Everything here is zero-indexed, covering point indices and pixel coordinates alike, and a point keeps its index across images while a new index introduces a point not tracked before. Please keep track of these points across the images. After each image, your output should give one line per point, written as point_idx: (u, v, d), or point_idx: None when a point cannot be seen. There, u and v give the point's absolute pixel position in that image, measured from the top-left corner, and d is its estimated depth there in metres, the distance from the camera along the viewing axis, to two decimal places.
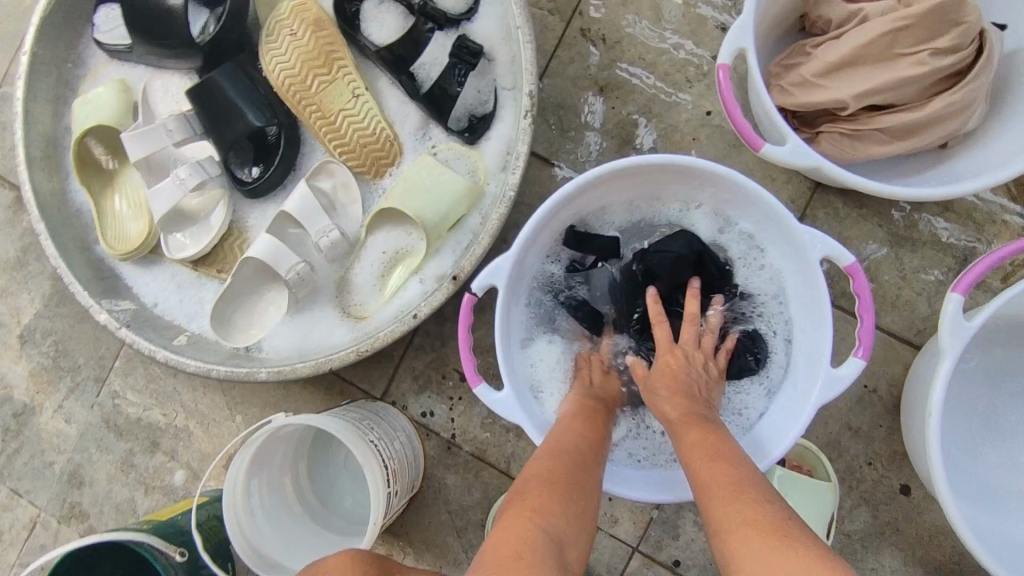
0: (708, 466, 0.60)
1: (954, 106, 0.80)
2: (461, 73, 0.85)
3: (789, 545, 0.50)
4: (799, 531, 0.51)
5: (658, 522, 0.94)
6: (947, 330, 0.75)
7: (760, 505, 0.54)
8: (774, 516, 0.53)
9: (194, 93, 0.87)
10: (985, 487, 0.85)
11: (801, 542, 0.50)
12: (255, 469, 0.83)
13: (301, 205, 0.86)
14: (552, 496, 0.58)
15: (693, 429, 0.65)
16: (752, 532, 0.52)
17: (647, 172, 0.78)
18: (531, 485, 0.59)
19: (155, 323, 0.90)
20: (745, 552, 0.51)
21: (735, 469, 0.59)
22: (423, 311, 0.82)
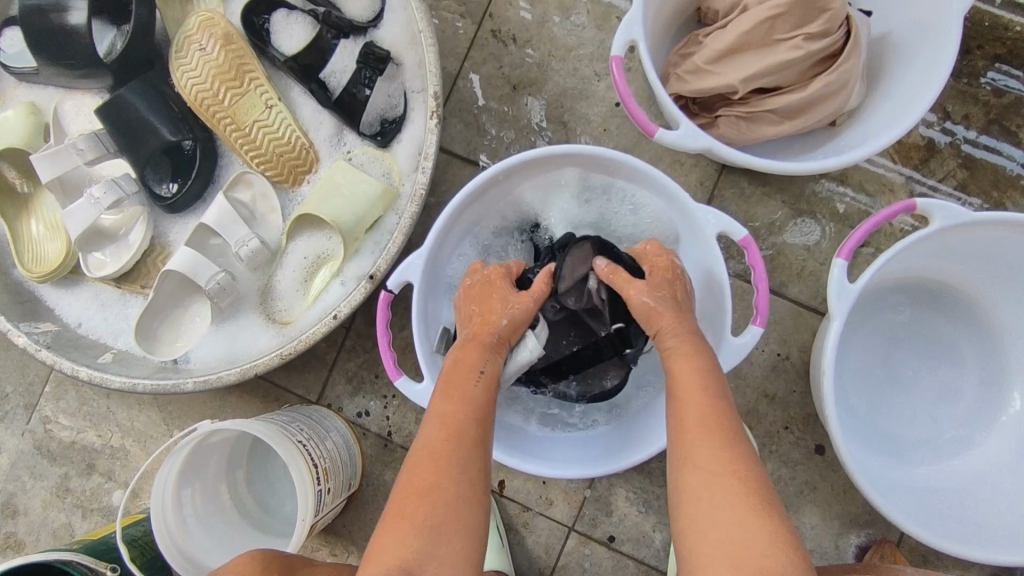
0: (696, 409, 0.61)
1: (832, 86, 0.85)
2: (368, 77, 0.88)
3: (760, 519, 0.53)
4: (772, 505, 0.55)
5: (591, 501, 0.97)
6: (835, 295, 0.79)
7: (743, 461, 0.57)
8: (756, 478, 0.56)
9: (104, 111, 0.88)
10: (889, 439, 0.92)
11: (771, 518, 0.54)
12: (184, 479, 0.84)
13: (218, 217, 0.87)
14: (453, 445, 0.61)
15: (685, 361, 0.65)
16: (734, 494, 0.55)
17: (544, 164, 0.82)
18: (452, 424, 0.62)
19: (78, 342, 0.90)
20: (712, 506, 0.55)
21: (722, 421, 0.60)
22: (343, 310, 0.84)
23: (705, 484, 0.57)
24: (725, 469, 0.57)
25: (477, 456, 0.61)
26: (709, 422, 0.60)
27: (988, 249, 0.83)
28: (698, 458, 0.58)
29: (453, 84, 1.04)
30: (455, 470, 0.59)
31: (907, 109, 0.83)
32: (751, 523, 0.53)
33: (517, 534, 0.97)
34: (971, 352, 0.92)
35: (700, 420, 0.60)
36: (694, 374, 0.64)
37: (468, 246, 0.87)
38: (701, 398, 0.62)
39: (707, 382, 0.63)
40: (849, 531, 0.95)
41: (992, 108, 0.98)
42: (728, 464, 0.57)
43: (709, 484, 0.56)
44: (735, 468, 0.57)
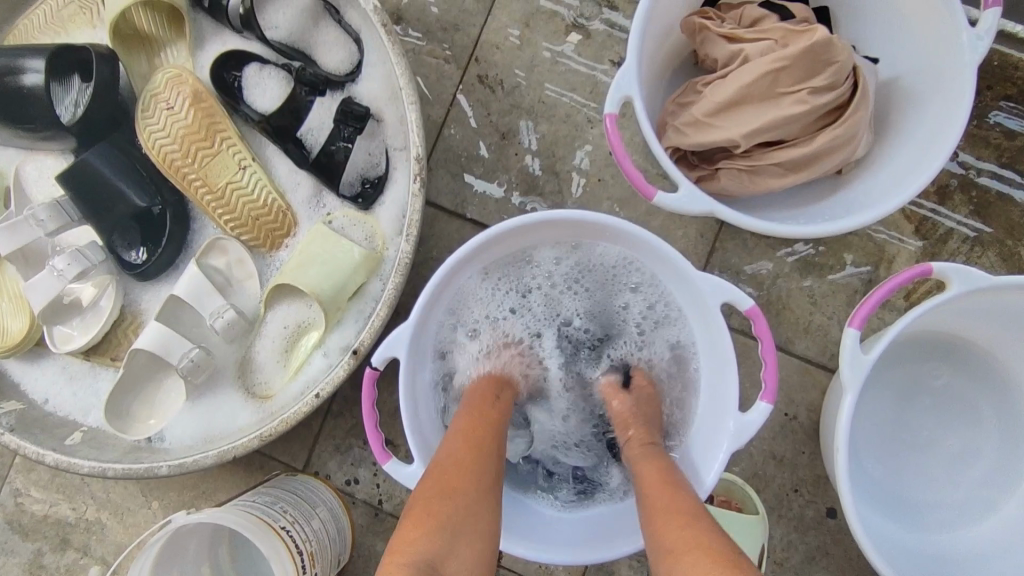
0: (661, 494, 0.61)
1: (840, 139, 0.81)
2: (347, 134, 0.83)
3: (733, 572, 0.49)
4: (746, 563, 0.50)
5: (593, 571, 0.92)
6: (847, 366, 0.74)
7: (708, 533, 0.54)
8: (724, 546, 0.52)
9: (64, 177, 0.82)
10: (904, 504, 0.88)
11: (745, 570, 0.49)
12: (160, 569, 0.79)
13: (190, 288, 0.82)
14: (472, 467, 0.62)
15: (651, 463, 0.67)
16: (703, 557, 0.51)
17: (527, 231, 0.77)
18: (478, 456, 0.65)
19: (45, 421, 0.85)
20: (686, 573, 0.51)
21: (684, 500, 0.60)
22: (325, 388, 0.79)
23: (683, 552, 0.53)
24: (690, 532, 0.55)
25: (479, 484, 0.61)
26: (677, 506, 0.59)
27: (1006, 310, 0.79)
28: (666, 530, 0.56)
29: (439, 132, 0.99)
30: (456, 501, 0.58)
31: (919, 164, 0.78)
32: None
33: None
34: (988, 410, 0.88)
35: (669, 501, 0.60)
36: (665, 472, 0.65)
37: (450, 318, 0.82)
38: (666, 487, 0.62)
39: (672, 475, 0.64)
40: None
41: (1004, 151, 0.94)
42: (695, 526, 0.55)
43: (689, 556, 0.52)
44: (698, 539, 0.54)
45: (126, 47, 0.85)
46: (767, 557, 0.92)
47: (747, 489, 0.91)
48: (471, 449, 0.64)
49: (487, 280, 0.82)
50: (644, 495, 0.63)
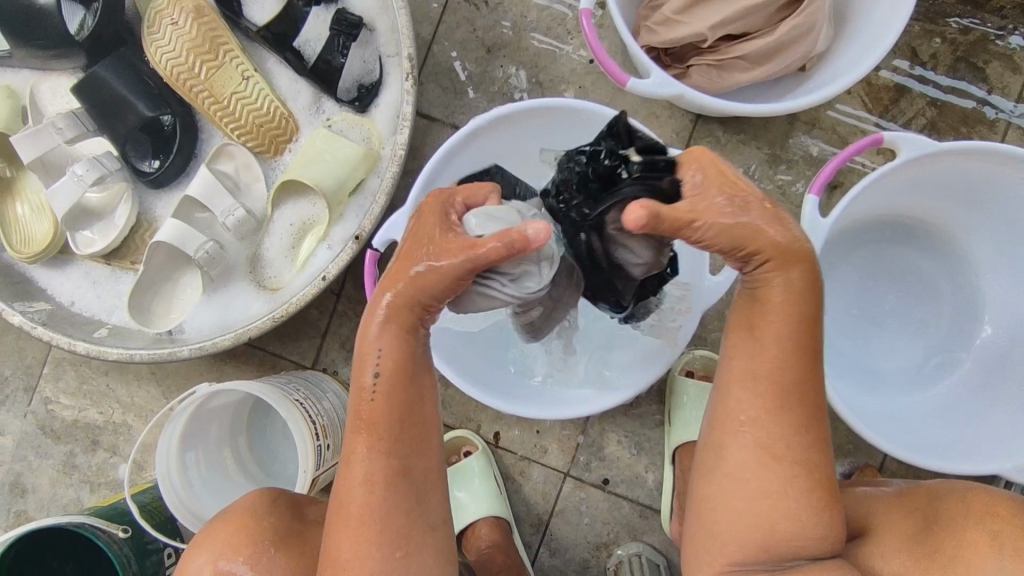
0: (769, 371, 0.61)
1: (798, 28, 0.87)
2: (342, 43, 0.89)
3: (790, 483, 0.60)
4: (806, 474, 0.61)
5: (584, 447, 1.00)
6: (807, 230, 0.82)
7: (794, 436, 0.61)
8: (801, 452, 0.61)
9: (80, 90, 0.89)
10: (868, 370, 0.96)
11: (798, 487, 0.60)
12: (188, 442, 0.87)
13: (202, 188, 0.89)
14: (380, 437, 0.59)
15: (772, 320, 0.60)
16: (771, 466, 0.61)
17: (523, 119, 0.84)
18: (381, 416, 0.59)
19: (74, 319, 0.92)
20: (745, 476, 0.62)
21: (790, 382, 0.61)
22: (332, 271, 0.86)
23: (744, 448, 0.62)
24: (782, 440, 0.61)
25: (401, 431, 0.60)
26: (779, 389, 0.61)
27: (954, 178, 0.86)
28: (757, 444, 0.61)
29: (429, 50, 1.05)
30: (400, 454, 0.59)
31: (873, 46, 0.85)
32: (773, 493, 0.60)
33: (514, 482, 1.01)
34: (945, 284, 0.96)
35: (762, 379, 0.61)
36: (779, 321, 0.60)
37: None
38: (777, 352, 0.60)
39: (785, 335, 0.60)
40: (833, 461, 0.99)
41: (958, 46, 1.01)
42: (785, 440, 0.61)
43: (754, 456, 0.61)
44: (777, 450, 0.61)
45: None
46: None
47: None
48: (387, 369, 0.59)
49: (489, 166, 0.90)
50: (745, 352, 0.62)
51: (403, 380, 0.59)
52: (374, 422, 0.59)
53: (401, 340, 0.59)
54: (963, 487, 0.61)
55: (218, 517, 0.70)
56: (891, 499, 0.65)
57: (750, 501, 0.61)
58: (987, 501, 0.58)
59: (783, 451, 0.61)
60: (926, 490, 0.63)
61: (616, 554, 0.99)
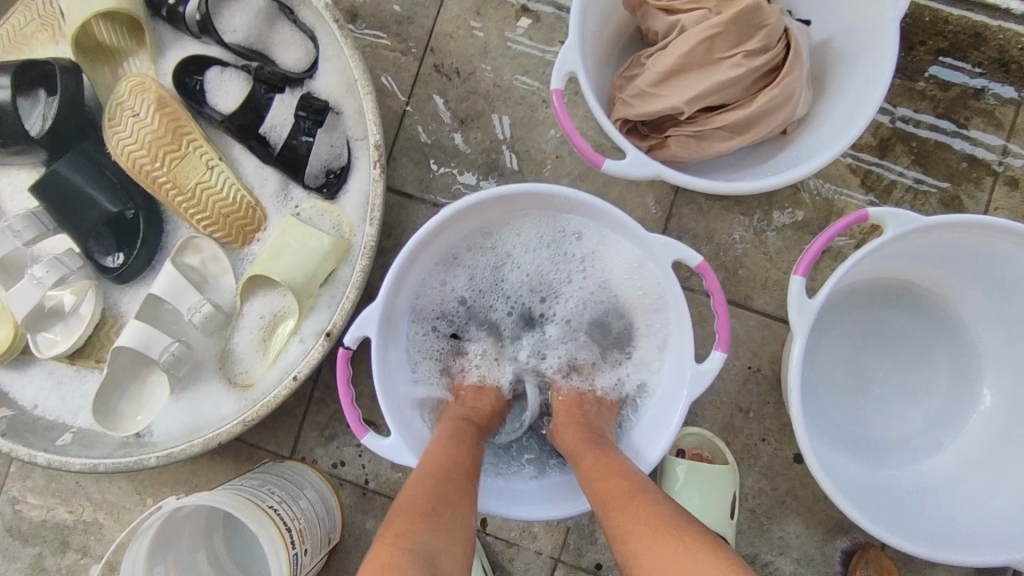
0: (604, 482, 0.65)
1: (776, 99, 0.86)
2: (307, 127, 0.87)
3: (690, 546, 0.53)
4: (697, 531, 0.55)
5: (575, 531, 0.97)
6: (794, 310, 0.79)
7: (656, 508, 0.59)
8: (672, 517, 0.57)
9: (37, 188, 0.86)
10: (866, 443, 0.93)
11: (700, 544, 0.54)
12: (156, 553, 0.83)
13: (165, 286, 0.85)
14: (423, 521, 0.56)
15: (586, 454, 0.70)
16: (657, 537, 0.56)
17: (486, 208, 0.82)
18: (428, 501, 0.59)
19: (37, 425, 0.88)
20: (655, 565, 0.54)
21: (627, 479, 0.64)
22: (303, 370, 0.83)
23: (637, 549, 0.56)
24: (651, 513, 0.58)
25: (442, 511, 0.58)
26: (622, 486, 0.63)
27: (940, 249, 0.84)
28: (627, 525, 0.58)
29: (401, 123, 1.03)
30: (440, 482, 0.62)
31: (853, 115, 0.83)
32: (688, 554, 0.53)
33: (505, 571, 0.97)
34: (939, 350, 0.94)
35: (612, 487, 0.63)
36: (600, 461, 0.68)
37: (423, 297, 0.87)
38: (609, 473, 0.66)
39: (615, 466, 0.67)
40: (833, 536, 0.95)
41: (939, 102, 0.99)
42: (653, 518, 0.58)
43: (650, 536, 0.56)
44: (651, 520, 0.57)
45: (88, 60, 0.89)
46: (740, 503, 0.96)
47: (718, 442, 0.95)
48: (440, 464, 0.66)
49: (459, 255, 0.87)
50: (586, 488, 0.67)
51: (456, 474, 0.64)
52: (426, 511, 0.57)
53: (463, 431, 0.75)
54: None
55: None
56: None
57: None
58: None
59: (659, 521, 0.57)
60: None
61: None
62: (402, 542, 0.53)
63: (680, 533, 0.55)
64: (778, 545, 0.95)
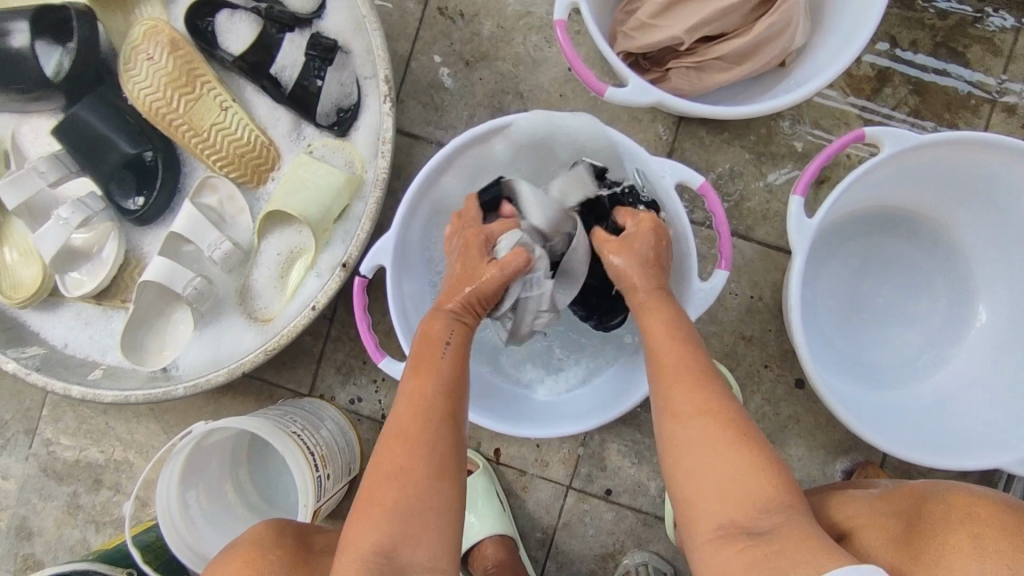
0: (672, 356, 0.65)
1: (778, 25, 0.86)
2: (318, 67, 0.89)
3: (745, 446, 0.59)
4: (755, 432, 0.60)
5: (585, 458, 1.00)
6: (794, 231, 0.81)
7: (719, 398, 0.62)
8: (736, 413, 0.61)
9: (60, 132, 0.89)
10: (868, 366, 0.95)
11: (755, 446, 0.59)
12: (187, 479, 0.86)
13: (186, 224, 0.88)
14: (423, 433, 0.61)
15: (653, 316, 0.69)
16: (716, 428, 0.60)
17: (495, 142, 0.84)
18: (430, 407, 0.62)
19: (67, 362, 0.91)
20: (702, 455, 0.59)
21: (696, 361, 0.65)
22: (321, 301, 0.86)
23: (688, 432, 0.61)
24: (707, 404, 0.61)
25: (433, 425, 0.61)
26: (687, 364, 0.64)
27: (939, 169, 0.85)
28: (687, 415, 0.61)
29: (406, 67, 1.04)
30: (443, 412, 0.63)
31: (852, 38, 0.84)
32: (739, 452, 0.58)
33: (517, 498, 1.01)
34: (941, 275, 0.95)
35: (671, 363, 0.65)
36: (669, 327, 0.68)
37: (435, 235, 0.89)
38: (676, 343, 0.66)
39: (684, 337, 0.67)
40: (835, 458, 0.98)
41: (938, 31, 1.00)
42: (719, 410, 0.61)
43: (699, 426, 0.60)
44: (712, 414, 0.61)
45: (102, 6, 0.90)
46: None
47: (720, 367, 0.97)
48: (448, 359, 0.66)
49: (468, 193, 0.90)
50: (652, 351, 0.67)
51: (458, 372, 0.66)
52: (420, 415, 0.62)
53: (462, 332, 0.70)
54: (948, 488, 0.62)
55: (223, 554, 0.68)
56: (876, 499, 0.67)
57: (725, 482, 0.57)
58: (969, 500, 0.59)
59: (718, 410, 0.61)
60: (911, 489, 0.65)
61: (623, 564, 0.98)
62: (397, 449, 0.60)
63: (742, 437, 0.59)
64: None
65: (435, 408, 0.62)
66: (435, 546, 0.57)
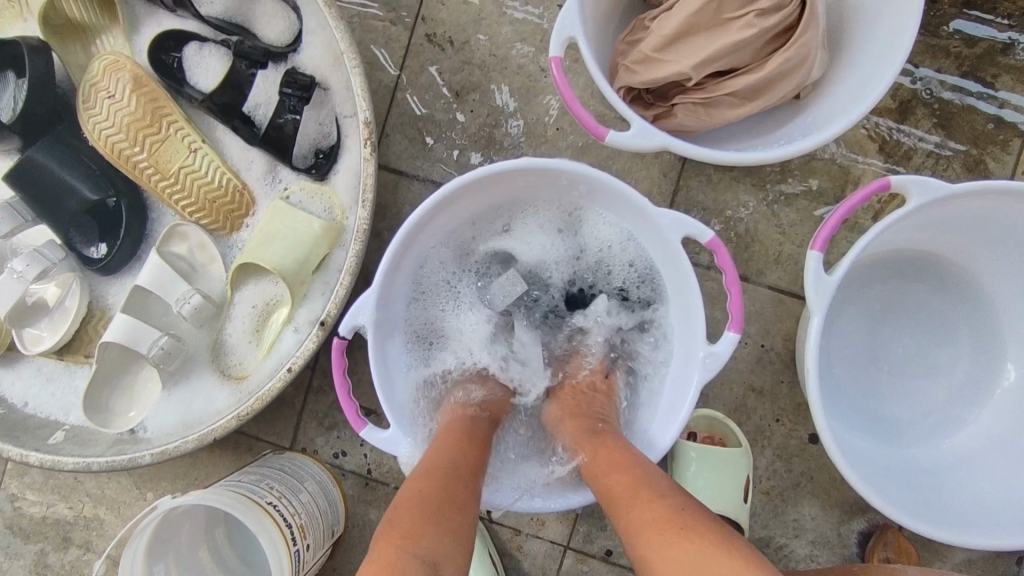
0: (611, 472, 0.63)
1: (792, 61, 0.80)
2: (293, 104, 0.82)
3: (693, 538, 0.52)
4: (703, 520, 0.54)
5: (584, 517, 0.94)
6: (811, 288, 0.75)
7: (656, 497, 0.58)
8: (674, 507, 0.56)
9: (13, 177, 0.82)
10: (887, 422, 0.89)
11: (704, 534, 0.53)
12: (155, 552, 0.81)
13: (152, 277, 0.82)
14: (455, 476, 0.62)
15: (597, 447, 0.67)
16: (658, 528, 0.54)
17: (486, 187, 0.77)
18: (456, 464, 0.64)
19: (27, 423, 0.85)
20: (658, 557, 0.53)
21: (635, 470, 0.62)
22: (298, 361, 0.79)
23: (642, 538, 0.55)
24: (648, 504, 0.57)
25: (468, 475, 0.63)
26: (627, 476, 0.61)
27: (968, 219, 0.79)
28: (642, 527, 0.56)
29: (392, 98, 0.97)
30: (468, 471, 0.64)
31: (875, 77, 0.77)
32: (690, 543, 0.52)
33: (512, 558, 0.95)
34: (965, 324, 0.89)
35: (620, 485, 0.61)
36: (612, 455, 0.65)
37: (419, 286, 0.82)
38: (616, 462, 0.64)
39: (622, 457, 0.64)
40: (851, 518, 0.92)
41: (964, 60, 0.93)
42: (667, 512, 0.55)
43: (647, 528, 0.55)
44: (650, 515, 0.56)
45: (58, 39, 0.83)
46: (754, 486, 0.93)
47: (728, 423, 0.92)
48: (478, 440, 0.70)
49: (455, 240, 0.83)
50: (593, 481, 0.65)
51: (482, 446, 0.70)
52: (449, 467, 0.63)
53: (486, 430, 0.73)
54: None
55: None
56: None
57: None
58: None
59: (657, 510, 0.56)
60: None
61: None
62: (433, 479, 0.60)
63: (686, 531, 0.53)
64: (793, 528, 0.92)
65: (464, 464, 0.64)
66: (463, 563, 0.54)
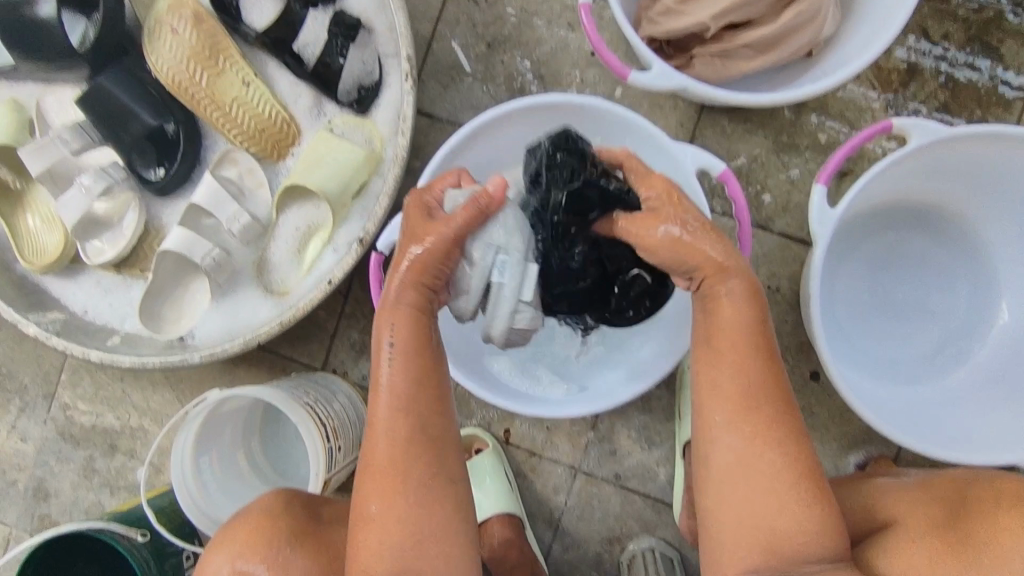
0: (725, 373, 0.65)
1: (804, 14, 0.86)
2: (340, 45, 0.89)
3: (768, 453, 0.63)
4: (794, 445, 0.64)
5: (595, 442, 1.01)
6: (817, 221, 0.80)
7: (765, 404, 0.64)
8: (774, 414, 0.64)
9: (83, 101, 0.89)
10: (885, 361, 0.95)
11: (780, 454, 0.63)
12: (202, 446, 0.89)
13: (207, 195, 0.89)
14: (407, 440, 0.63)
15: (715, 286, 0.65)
16: (747, 431, 0.64)
17: (521, 120, 0.84)
18: (403, 416, 0.64)
19: (87, 329, 0.93)
20: (740, 459, 0.64)
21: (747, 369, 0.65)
22: (337, 276, 0.87)
23: (729, 447, 0.64)
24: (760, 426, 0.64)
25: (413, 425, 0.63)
26: (747, 378, 0.64)
27: (965, 163, 0.85)
28: (722, 393, 0.65)
29: (428, 47, 1.04)
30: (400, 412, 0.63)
31: (881, 31, 0.83)
32: (768, 479, 0.63)
33: (526, 478, 1.02)
34: (962, 269, 0.95)
35: (733, 325, 0.65)
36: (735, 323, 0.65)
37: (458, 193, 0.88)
38: (740, 361, 0.65)
39: (747, 337, 0.65)
40: (848, 451, 0.98)
41: (971, 25, 0.98)
42: (766, 418, 0.64)
43: (737, 449, 0.64)
44: (758, 424, 0.64)
45: None
46: None
47: None
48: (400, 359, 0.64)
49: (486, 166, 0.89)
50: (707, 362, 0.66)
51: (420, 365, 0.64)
52: (402, 436, 0.63)
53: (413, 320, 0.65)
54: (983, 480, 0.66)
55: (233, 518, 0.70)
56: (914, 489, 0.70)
57: (749, 503, 0.63)
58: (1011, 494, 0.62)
59: (769, 424, 0.64)
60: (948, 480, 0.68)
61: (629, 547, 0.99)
62: (382, 476, 0.63)
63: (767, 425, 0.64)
64: None
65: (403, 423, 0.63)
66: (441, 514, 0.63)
